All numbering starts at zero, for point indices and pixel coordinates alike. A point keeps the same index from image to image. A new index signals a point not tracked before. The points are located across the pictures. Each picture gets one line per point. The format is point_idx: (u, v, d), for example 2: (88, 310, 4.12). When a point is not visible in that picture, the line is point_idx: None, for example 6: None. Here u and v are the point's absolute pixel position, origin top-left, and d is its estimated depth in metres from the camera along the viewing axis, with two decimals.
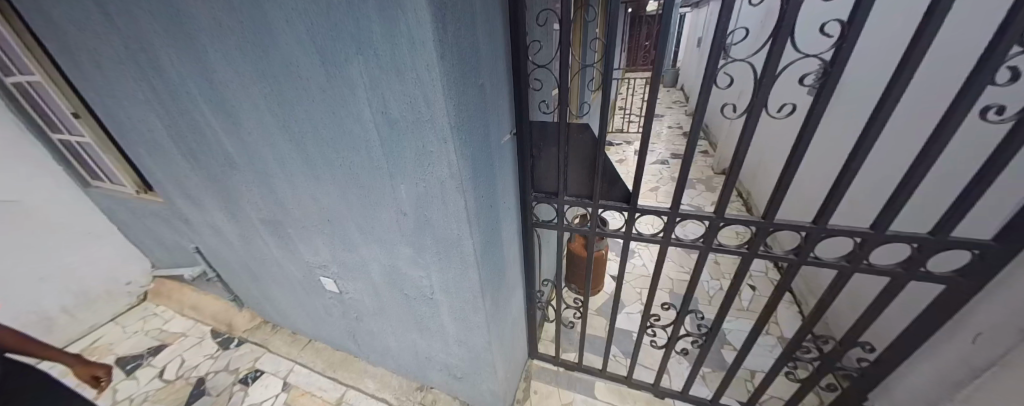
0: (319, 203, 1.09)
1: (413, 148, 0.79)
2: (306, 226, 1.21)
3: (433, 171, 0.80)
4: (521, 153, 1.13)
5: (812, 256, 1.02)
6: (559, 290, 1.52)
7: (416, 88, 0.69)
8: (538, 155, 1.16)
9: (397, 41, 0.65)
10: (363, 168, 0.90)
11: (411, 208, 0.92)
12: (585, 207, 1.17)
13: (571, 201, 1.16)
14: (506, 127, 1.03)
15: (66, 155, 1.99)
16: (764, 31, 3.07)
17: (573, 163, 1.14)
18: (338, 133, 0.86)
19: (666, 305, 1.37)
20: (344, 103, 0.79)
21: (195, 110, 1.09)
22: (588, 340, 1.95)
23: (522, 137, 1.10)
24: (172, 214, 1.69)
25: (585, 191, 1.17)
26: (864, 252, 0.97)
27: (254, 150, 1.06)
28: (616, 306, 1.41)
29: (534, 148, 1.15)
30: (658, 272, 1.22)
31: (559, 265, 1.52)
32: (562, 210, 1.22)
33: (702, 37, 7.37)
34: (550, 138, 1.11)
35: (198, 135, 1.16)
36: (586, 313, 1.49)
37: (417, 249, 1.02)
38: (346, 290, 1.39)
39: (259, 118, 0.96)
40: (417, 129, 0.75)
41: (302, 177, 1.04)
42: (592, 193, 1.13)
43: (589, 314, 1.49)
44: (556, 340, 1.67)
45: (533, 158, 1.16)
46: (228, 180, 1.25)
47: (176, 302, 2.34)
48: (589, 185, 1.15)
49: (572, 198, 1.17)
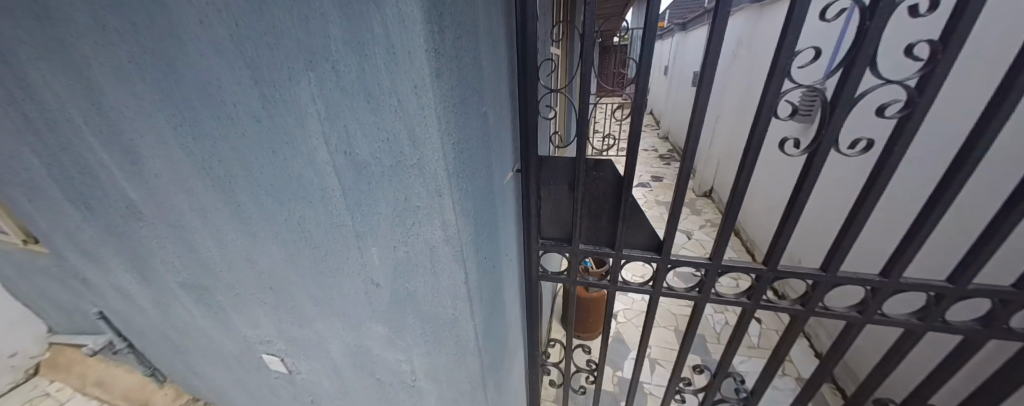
0: (258, 267, 0.81)
1: (389, 203, 0.55)
2: (241, 294, 0.91)
3: (419, 233, 0.56)
4: (529, 193, 0.92)
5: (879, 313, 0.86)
6: (568, 349, 1.28)
7: (398, 122, 0.46)
8: (549, 195, 0.95)
9: (368, 53, 0.42)
10: (320, 225, 0.65)
11: (386, 278, 0.67)
12: (604, 257, 0.98)
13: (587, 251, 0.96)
14: (508, 163, 0.83)
15: None
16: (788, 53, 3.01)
17: (592, 208, 0.94)
18: (282, 178, 0.61)
19: (698, 367, 1.16)
20: (290, 138, 0.55)
21: (82, 143, 0.79)
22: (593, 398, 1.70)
23: (527, 175, 0.90)
24: (66, 273, 1.31)
25: (605, 238, 0.97)
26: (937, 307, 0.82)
27: (164, 197, 0.78)
28: (636, 368, 1.19)
29: (539, 188, 0.94)
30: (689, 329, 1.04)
31: (569, 321, 1.28)
32: (577, 261, 1.01)
33: (668, 66, 7.82)
34: (563, 175, 0.92)
35: (89, 176, 0.86)
36: (601, 377, 1.25)
37: (394, 329, 0.76)
38: (297, 370, 1.07)
39: (169, 157, 0.69)
40: (398, 178, 0.52)
41: (231, 235, 0.77)
42: (614, 240, 0.94)
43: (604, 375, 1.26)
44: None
45: (538, 199, 0.95)
46: (133, 234, 0.94)
47: (77, 377, 1.84)
48: (610, 232, 0.96)
49: (586, 246, 0.98)
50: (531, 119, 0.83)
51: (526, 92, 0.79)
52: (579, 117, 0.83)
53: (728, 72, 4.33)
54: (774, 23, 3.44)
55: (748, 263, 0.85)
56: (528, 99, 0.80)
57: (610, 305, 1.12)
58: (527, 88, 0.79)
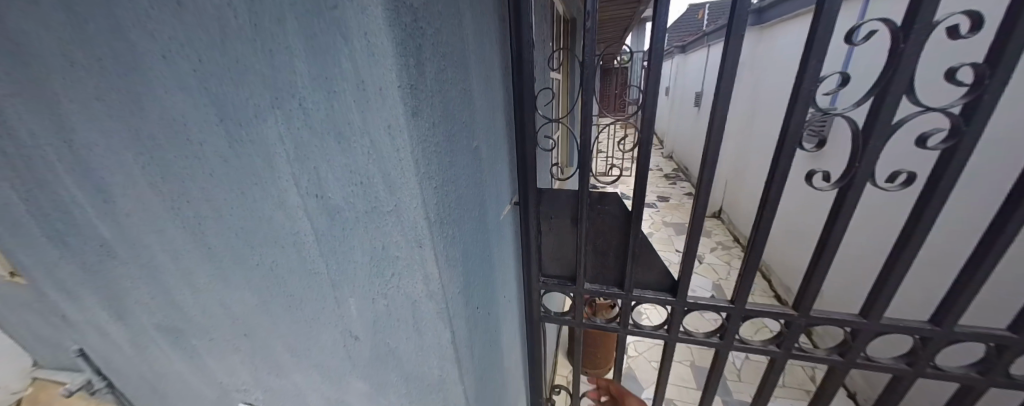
0: (232, 313, 0.74)
1: (364, 251, 0.49)
2: (216, 339, 0.84)
3: (398, 286, 0.50)
4: (528, 229, 0.86)
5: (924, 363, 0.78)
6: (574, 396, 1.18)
7: (371, 164, 0.40)
8: (550, 230, 0.88)
9: (336, 89, 0.37)
10: (293, 272, 0.59)
11: (365, 332, 0.59)
12: (613, 298, 0.90)
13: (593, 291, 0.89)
14: (504, 198, 0.78)
15: None
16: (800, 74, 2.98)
17: (598, 245, 0.87)
18: (251, 221, 0.56)
19: None
20: (259, 179, 0.50)
21: (55, 180, 0.75)
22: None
23: (526, 209, 0.84)
24: (46, 309, 1.25)
25: (613, 278, 0.89)
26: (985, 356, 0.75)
27: (136, 237, 0.73)
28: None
29: (540, 223, 0.87)
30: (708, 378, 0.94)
31: (576, 366, 1.18)
32: (583, 302, 0.92)
33: (671, 88, 7.92)
34: (566, 210, 0.85)
35: (65, 214, 0.82)
36: None
37: (375, 386, 0.68)
38: None
39: (140, 196, 0.65)
40: (373, 225, 0.46)
41: (205, 278, 0.71)
42: (624, 280, 0.86)
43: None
44: None
45: (539, 234, 0.88)
46: (108, 273, 0.88)
47: None
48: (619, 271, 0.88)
49: (593, 286, 0.89)
50: (530, 150, 0.77)
51: (524, 122, 0.74)
52: (582, 148, 0.77)
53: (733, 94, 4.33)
54: (777, 47, 3.45)
55: (776, 308, 0.76)
56: (526, 130, 0.75)
57: (620, 351, 1.02)
58: (525, 118, 0.74)
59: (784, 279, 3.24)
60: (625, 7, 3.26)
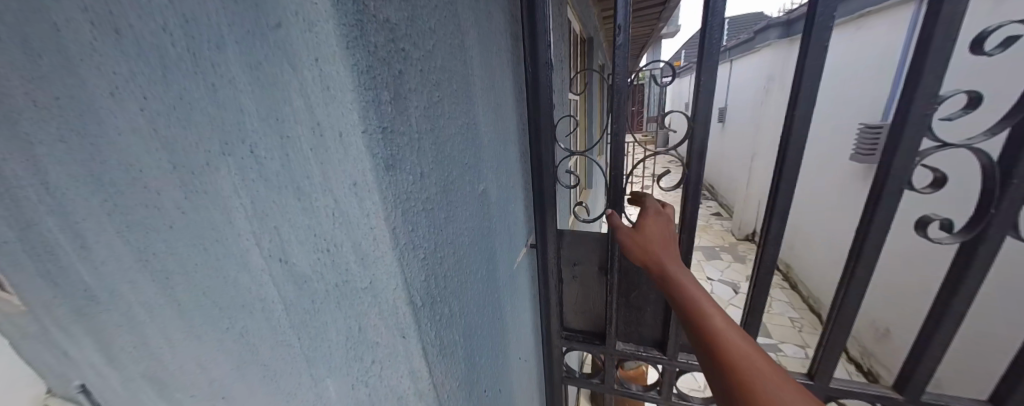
0: (210, 373, 0.65)
1: (340, 330, 0.39)
2: (196, 396, 0.74)
3: (381, 376, 0.39)
4: (550, 280, 0.75)
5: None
6: None
7: (337, 230, 0.30)
8: (575, 280, 0.77)
9: (287, 133, 0.27)
10: (266, 340, 0.49)
11: None
12: (653, 363, 0.80)
13: (626, 352, 0.79)
14: (518, 244, 0.67)
15: None
16: (850, 87, 2.70)
17: (632, 299, 0.76)
18: (219, 280, 0.47)
19: None
20: (219, 236, 0.41)
21: (40, 223, 0.70)
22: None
23: (546, 255, 0.72)
24: None
25: (652, 338, 0.78)
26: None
27: (113, 284, 0.65)
28: None
29: (562, 271, 0.76)
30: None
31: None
32: (614, 364, 0.83)
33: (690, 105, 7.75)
34: (595, 258, 0.74)
35: (52, 257, 0.76)
36: None
37: None
38: None
39: (111, 244, 0.57)
40: (347, 303, 0.35)
41: (180, 335, 0.62)
42: (666, 342, 0.76)
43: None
44: None
45: (562, 285, 0.78)
46: (94, 317, 0.82)
47: None
48: (659, 329, 0.77)
49: (626, 347, 0.79)
50: (548, 188, 0.66)
51: (543, 157, 0.64)
52: (613, 187, 0.67)
53: (762, 110, 4.07)
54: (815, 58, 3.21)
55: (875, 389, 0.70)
56: (544, 167, 0.64)
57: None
58: (544, 152, 0.63)
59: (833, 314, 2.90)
60: (645, 25, 3.18)
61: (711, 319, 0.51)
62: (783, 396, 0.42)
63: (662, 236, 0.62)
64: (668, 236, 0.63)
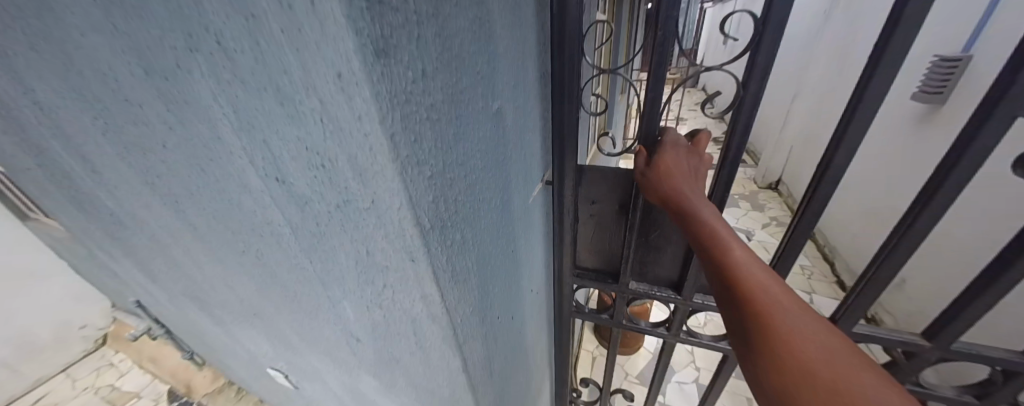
0: (238, 292, 0.68)
1: (348, 255, 0.37)
2: (232, 312, 0.81)
3: (394, 300, 0.38)
4: (566, 219, 0.72)
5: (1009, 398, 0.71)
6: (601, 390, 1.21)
7: (329, 142, 0.26)
8: (591, 219, 0.75)
9: (250, 11, 0.21)
10: (281, 264, 0.49)
11: (366, 336, 0.50)
12: (668, 302, 0.81)
13: (641, 291, 0.80)
14: (534, 178, 0.63)
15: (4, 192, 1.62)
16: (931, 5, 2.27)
17: (652, 239, 0.74)
18: (225, 205, 0.45)
19: None
20: (215, 157, 0.38)
21: (48, 146, 0.68)
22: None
23: (564, 190, 0.68)
24: (98, 264, 1.32)
25: (667, 278, 0.78)
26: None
27: (132, 209, 0.66)
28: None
29: (579, 211, 0.74)
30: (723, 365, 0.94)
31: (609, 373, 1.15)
32: (625, 300, 0.85)
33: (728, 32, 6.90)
34: (615, 196, 0.69)
35: (73, 182, 0.77)
36: None
37: (385, 383, 0.60)
38: (301, 387, 0.99)
39: (117, 168, 0.56)
40: (351, 225, 0.33)
41: (204, 258, 0.64)
42: (683, 279, 0.75)
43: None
44: None
45: (577, 224, 0.75)
46: (128, 240, 0.86)
47: (134, 350, 1.98)
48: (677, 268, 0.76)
49: (642, 286, 0.80)
50: (570, 115, 0.60)
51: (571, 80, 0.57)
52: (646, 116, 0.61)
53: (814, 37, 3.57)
54: None
55: (900, 336, 0.70)
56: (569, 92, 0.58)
57: (665, 354, 0.98)
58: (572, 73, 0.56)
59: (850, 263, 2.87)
60: None
61: (738, 257, 0.46)
62: (813, 335, 0.40)
63: (689, 174, 0.57)
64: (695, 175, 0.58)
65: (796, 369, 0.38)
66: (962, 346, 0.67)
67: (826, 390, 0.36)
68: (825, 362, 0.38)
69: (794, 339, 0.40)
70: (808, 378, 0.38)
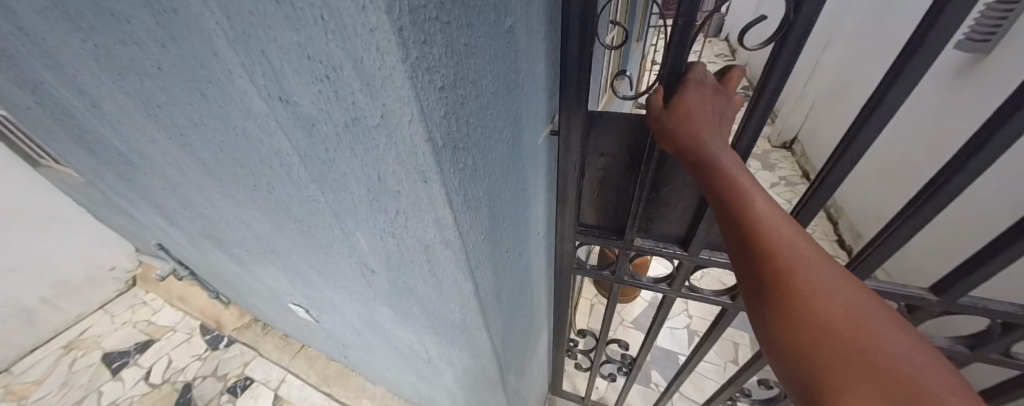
0: (254, 230, 0.70)
1: (360, 179, 0.36)
2: (251, 250, 0.84)
3: (407, 227, 0.39)
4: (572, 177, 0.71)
5: (998, 351, 0.69)
6: (598, 344, 1.27)
7: (332, 44, 0.24)
8: (599, 172, 0.72)
9: None
10: (293, 197, 0.49)
11: (381, 267, 0.52)
12: (673, 258, 0.82)
13: (646, 247, 0.81)
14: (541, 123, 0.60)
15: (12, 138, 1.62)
16: None
17: (662, 195, 0.71)
18: (231, 135, 0.44)
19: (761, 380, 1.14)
20: (214, 77, 0.36)
21: (44, 80, 0.66)
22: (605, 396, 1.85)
23: (571, 142, 0.64)
24: (116, 208, 1.36)
25: (672, 235, 0.78)
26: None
27: (139, 146, 0.66)
28: (684, 366, 1.23)
29: (588, 165, 0.72)
30: (718, 326, 0.98)
31: (605, 327, 1.18)
32: (628, 257, 0.87)
33: None
34: (624, 151, 0.66)
35: (76, 120, 0.76)
36: (637, 364, 1.31)
37: (400, 313, 0.64)
38: (321, 321, 1.07)
39: (118, 101, 0.54)
40: (361, 146, 0.32)
41: (217, 194, 0.64)
42: (691, 236, 0.75)
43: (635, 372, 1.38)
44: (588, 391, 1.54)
45: (585, 179, 0.74)
46: (140, 181, 0.87)
47: (164, 290, 2.11)
48: (685, 225, 0.76)
49: (648, 242, 0.81)
50: (580, 49, 0.51)
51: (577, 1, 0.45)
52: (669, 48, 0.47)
53: None
54: None
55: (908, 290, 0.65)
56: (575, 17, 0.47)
57: (665, 307, 1.01)
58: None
59: (856, 222, 2.89)
60: None
61: (759, 212, 0.41)
62: (836, 293, 0.36)
63: (713, 117, 0.48)
64: (720, 118, 0.49)
65: (811, 327, 0.35)
66: (973, 302, 0.62)
67: (842, 347, 0.33)
68: (847, 319, 0.34)
69: (812, 296, 0.36)
70: (825, 335, 0.34)
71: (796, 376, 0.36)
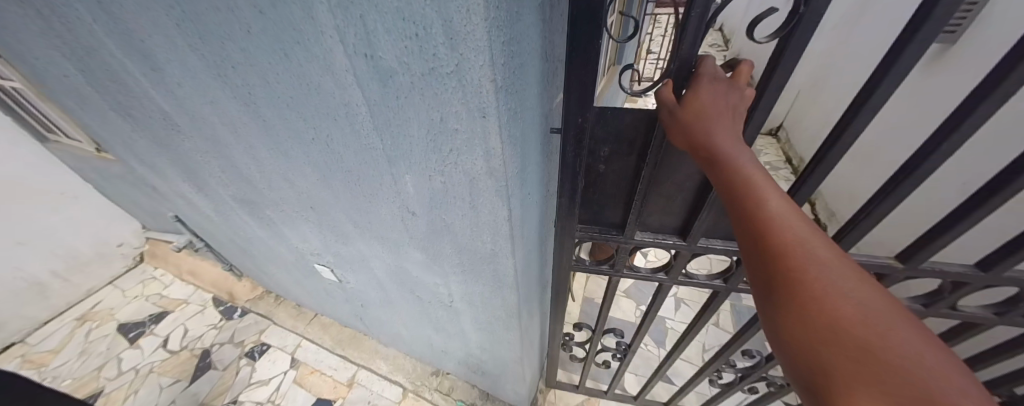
0: (296, 186, 0.79)
1: (422, 122, 0.46)
2: (286, 210, 0.93)
3: (456, 163, 0.49)
4: (570, 182, 0.65)
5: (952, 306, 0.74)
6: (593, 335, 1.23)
7: (428, 8, 0.33)
8: (599, 169, 0.66)
9: None
10: (350, 148, 0.59)
11: (422, 208, 0.62)
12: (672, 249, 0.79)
13: (646, 241, 0.77)
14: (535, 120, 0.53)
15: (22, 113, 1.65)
16: None
17: (664, 188, 0.67)
18: (303, 91, 0.53)
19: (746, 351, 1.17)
20: (302, 39, 0.45)
21: (101, 47, 0.72)
22: (598, 380, 1.82)
23: (567, 147, 0.57)
24: (137, 180, 1.42)
25: (671, 226, 0.75)
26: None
27: (194, 109, 0.74)
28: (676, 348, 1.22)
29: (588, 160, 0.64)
30: (711, 305, 0.96)
31: (602, 316, 1.13)
32: (627, 251, 0.82)
33: None
34: (624, 150, 0.61)
35: (124, 87, 0.82)
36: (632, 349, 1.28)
37: (431, 256, 0.74)
38: (345, 279, 1.17)
39: (187, 65, 0.62)
40: (432, 91, 0.41)
41: (268, 152, 0.73)
42: (689, 226, 0.71)
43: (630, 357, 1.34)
44: (583, 379, 1.50)
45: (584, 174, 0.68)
46: (179, 147, 0.95)
47: (174, 266, 2.18)
48: (685, 215, 0.72)
49: (647, 236, 0.76)
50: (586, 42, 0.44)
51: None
52: (678, 41, 0.43)
53: None
54: None
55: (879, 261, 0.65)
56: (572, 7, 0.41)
57: (660, 295, 1.00)
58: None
59: (832, 202, 3.11)
60: None
61: (774, 211, 0.39)
62: (855, 297, 0.33)
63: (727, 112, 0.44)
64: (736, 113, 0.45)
65: (820, 326, 0.33)
66: (932, 266, 0.63)
67: (856, 354, 0.31)
68: (864, 326, 0.31)
69: (829, 302, 0.34)
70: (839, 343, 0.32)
71: (806, 380, 0.34)
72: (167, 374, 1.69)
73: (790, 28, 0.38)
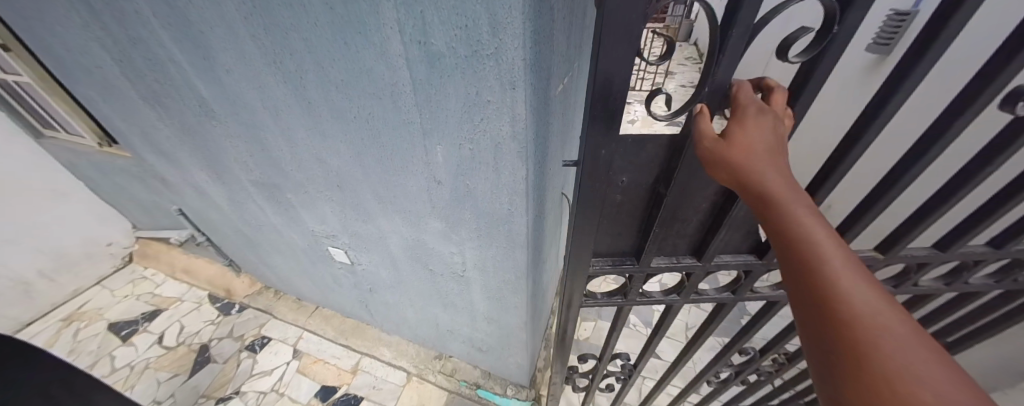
0: (328, 165, 0.89)
1: (460, 97, 0.58)
2: (311, 192, 1.03)
3: (485, 130, 0.61)
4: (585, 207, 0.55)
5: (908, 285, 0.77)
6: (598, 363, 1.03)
7: (479, 6, 0.45)
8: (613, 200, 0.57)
9: None
10: (390, 125, 0.70)
11: (448, 177, 0.74)
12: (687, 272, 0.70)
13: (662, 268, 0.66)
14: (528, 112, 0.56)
15: (20, 110, 1.66)
16: None
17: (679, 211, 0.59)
18: (355, 72, 0.64)
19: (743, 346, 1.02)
20: (364, 30, 0.56)
21: (152, 40, 0.81)
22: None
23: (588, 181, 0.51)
24: (145, 173, 1.47)
25: (684, 247, 0.66)
26: (974, 274, 0.72)
27: (239, 95, 0.83)
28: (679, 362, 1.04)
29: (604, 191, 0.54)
30: (716, 318, 0.82)
31: (606, 349, 0.96)
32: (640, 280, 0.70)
33: None
34: (642, 178, 0.54)
35: (164, 77, 0.90)
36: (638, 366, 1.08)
37: (450, 224, 0.86)
38: (358, 261, 1.25)
39: (244, 55, 0.72)
40: (472, 70, 0.54)
41: (306, 133, 0.83)
42: (704, 246, 0.64)
43: (637, 376, 1.12)
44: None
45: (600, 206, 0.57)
46: (209, 134, 1.02)
47: (166, 265, 2.17)
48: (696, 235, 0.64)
49: (663, 262, 0.66)
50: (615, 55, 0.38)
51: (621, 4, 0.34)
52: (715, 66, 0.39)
53: None
54: None
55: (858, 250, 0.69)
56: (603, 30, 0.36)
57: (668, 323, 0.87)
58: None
59: None
60: None
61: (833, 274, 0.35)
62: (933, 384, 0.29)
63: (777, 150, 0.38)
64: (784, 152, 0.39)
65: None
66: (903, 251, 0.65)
67: None
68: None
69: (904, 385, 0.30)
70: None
71: None
72: (165, 369, 1.69)
73: (822, 46, 0.37)
